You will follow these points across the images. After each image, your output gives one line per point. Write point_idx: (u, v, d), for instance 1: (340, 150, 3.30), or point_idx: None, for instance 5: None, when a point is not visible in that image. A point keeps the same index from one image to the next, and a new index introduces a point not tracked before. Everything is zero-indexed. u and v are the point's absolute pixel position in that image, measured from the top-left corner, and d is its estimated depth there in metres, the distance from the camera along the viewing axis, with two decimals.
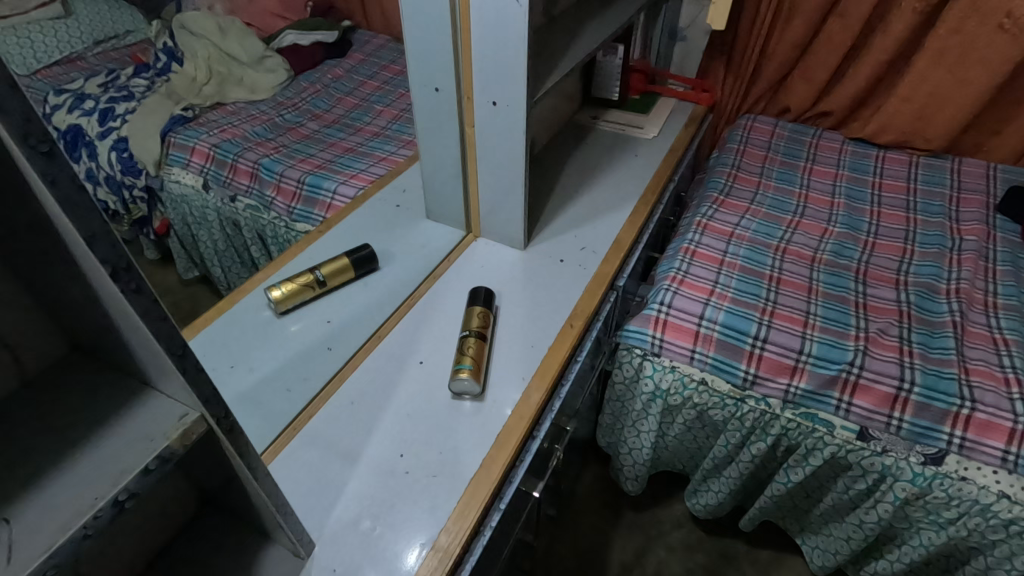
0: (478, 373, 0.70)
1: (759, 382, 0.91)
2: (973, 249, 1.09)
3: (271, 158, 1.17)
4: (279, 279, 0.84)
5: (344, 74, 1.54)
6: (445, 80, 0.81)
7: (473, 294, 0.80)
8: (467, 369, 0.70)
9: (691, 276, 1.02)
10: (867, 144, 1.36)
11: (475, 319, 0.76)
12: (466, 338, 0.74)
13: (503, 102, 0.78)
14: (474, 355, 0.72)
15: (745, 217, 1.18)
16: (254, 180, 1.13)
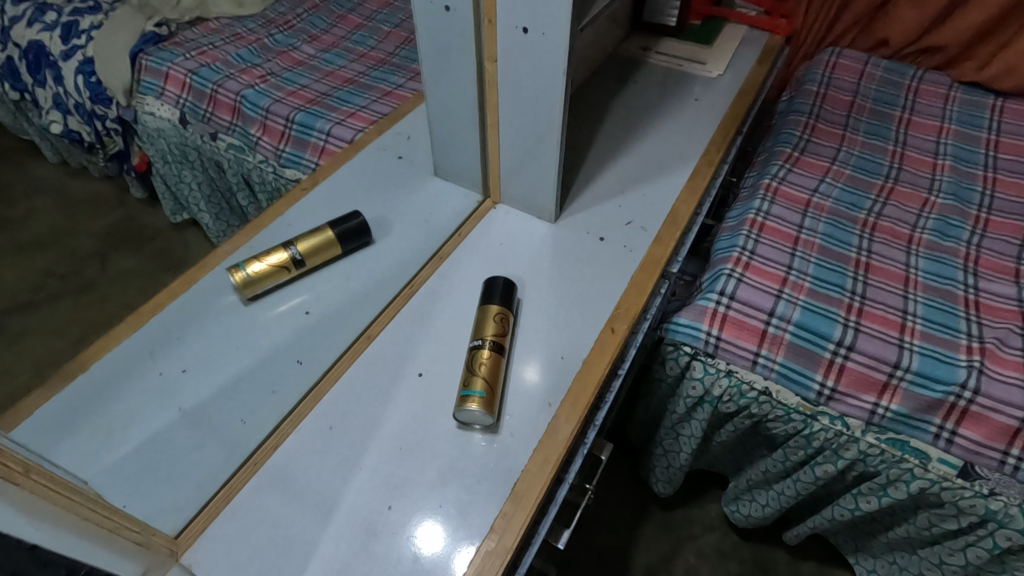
0: (492, 404, 0.54)
1: (837, 399, 0.74)
2: None
3: (257, 89, 0.96)
4: (247, 254, 0.67)
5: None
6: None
7: (489, 287, 0.61)
8: (479, 396, 0.54)
9: (759, 258, 0.83)
10: (981, 90, 1.10)
11: (491, 325, 0.59)
12: (478, 351, 0.57)
13: (537, 32, 0.57)
14: (489, 377, 0.55)
15: (826, 180, 0.96)
16: (235, 116, 0.91)
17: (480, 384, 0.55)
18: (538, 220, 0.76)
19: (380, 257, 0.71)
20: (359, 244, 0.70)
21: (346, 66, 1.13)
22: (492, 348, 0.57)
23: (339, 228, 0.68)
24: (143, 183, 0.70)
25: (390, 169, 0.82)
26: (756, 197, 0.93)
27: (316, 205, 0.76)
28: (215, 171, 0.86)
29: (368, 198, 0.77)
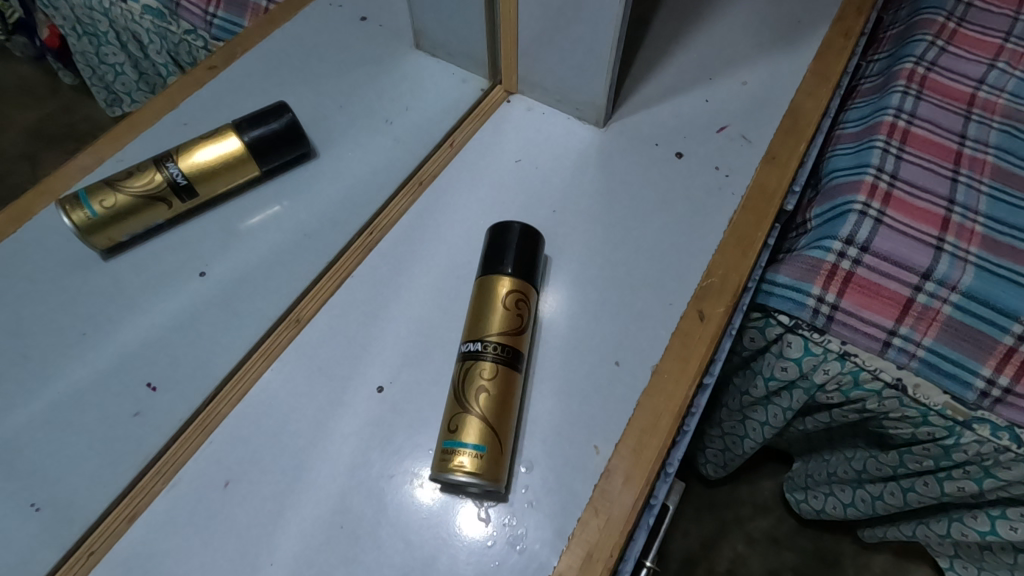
0: (499, 468, 0.30)
1: (1008, 404, 0.50)
2: None
3: None
4: (105, 174, 0.42)
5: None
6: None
7: (498, 246, 0.36)
8: (476, 457, 0.30)
9: (904, 186, 0.55)
10: None
11: (500, 319, 0.34)
12: (478, 369, 0.32)
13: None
14: (496, 419, 0.31)
15: (997, 65, 0.65)
16: None
17: (479, 434, 0.31)
18: (574, 122, 0.48)
19: (324, 182, 0.45)
20: (293, 160, 0.44)
21: None
22: (501, 363, 0.33)
23: (256, 137, 0.41)
24: (75, 69, 0.47)
25: (346, 37, 0.53)
26: (894, 89, 0.62)
27: (230, 95, 0.49)
28: (136, 48, 0.51)
29: (309, 83, 0.50)
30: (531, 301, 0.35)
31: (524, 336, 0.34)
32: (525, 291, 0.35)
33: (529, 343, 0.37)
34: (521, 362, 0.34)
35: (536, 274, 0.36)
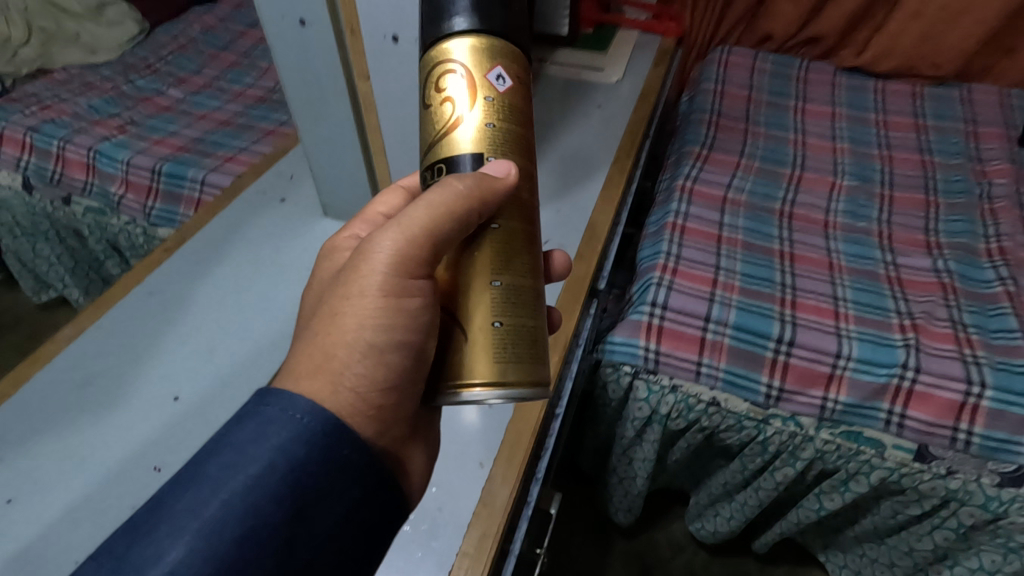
0: (534, 373, 0.33)
1: (786, 398, 0.71)
2: (1005, 195, 0.91)
3: (179, 161, 0.93)
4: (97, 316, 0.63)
5: (217, 24, 1.34)
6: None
7: (436, 19, 0.36)
8: (513, 355, 0.32)
9: (684, 262, 0.79)
10: (863, 75, 1.14)
11: (432, 124, 0.35)
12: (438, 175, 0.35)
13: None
14: (487, 267, 0.33)
15: (737, 175, 0.95)
16: (153, 196, 0.93)
17: (479, 295, 0.33)
18: None
19: (262, 322, 0.62)
20: None
21: (243, 147, 0.97)
22: (473, 154, 0.34)
23: None
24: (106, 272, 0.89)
25: (274, 215, 0.74)
26: (663, 238, 0.83)
27: (189, 275, 0.67)
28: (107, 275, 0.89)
29: (262, 264, 0.68)
30: (506, 76, 0.35)
31: (501, 109, 0.35)
32: (491, 67, 0.35)
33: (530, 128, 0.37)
34: (514, 144, 0.35)
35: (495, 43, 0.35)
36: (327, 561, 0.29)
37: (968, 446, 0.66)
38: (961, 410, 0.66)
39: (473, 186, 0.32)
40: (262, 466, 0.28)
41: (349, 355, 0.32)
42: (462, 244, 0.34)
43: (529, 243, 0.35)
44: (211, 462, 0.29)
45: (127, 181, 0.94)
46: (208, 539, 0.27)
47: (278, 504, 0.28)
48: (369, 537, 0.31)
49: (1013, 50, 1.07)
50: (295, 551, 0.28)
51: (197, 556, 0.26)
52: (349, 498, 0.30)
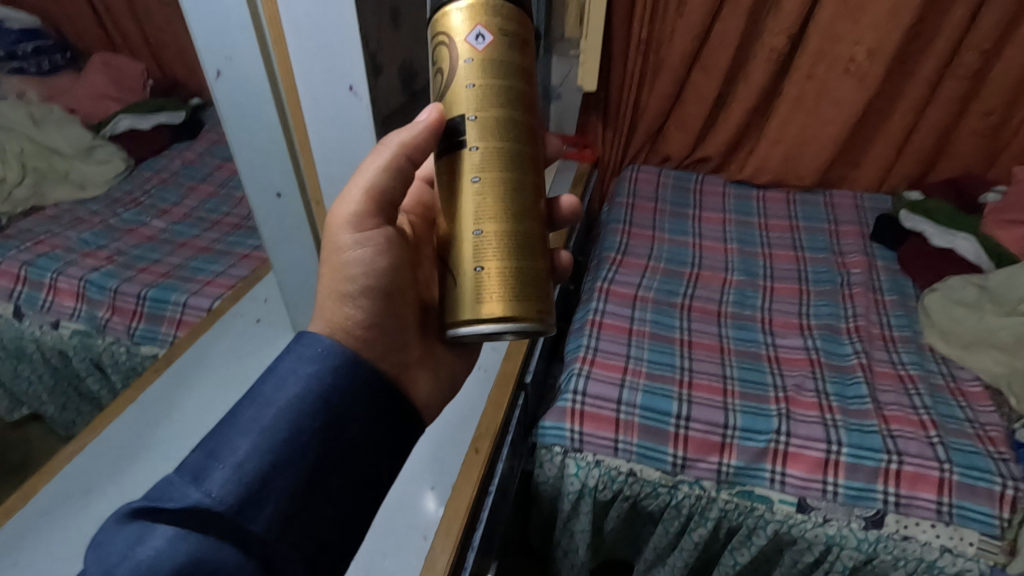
0: (519, 310, 0.40)
1: (690, 465, 0.84)
2: (861, 282, 1.12)
3: (163, 286, 0.97)
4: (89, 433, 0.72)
5: (197, 157, 1.28)
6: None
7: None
8: (499, 294, 0.40)
9: (602, 354, 0.95)
10: (746, 186, 1.38)
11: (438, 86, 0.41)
12: (443, 138, 0.41)
13: (364, 89, 0.57)
14: (475, 221, 0.40)
15: (646, 275, 1.13)
16: (137, 318, 0.93)
17: (470, 244, 0.40)
18: None
19: None
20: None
21: (223, 272, 1.05)
22: (465, 117, 0.40)
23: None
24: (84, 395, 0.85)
25: (249, 335, 0.88)
26: (584, 333, 0.99)
27: (174, 391, 0.78)
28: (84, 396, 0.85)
29: (240, 378, 0.80)
30: (489, 34, 0.39)
31: (483, 67, 0.39)
32: (471, 27, 0.39)
33: (520, 77, 0.41)
34: (500, 100, 0.40)
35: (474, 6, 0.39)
36: (362, 451, 0.40)
37: (836, 495, 0.80)
38: (826, 466, 0.81)
39: (398, 153, 0.44)
40: (296, 392, 0.38)
41: (339, 304, 0.45)
42: (405, 193, 0.48)
43: (519, 186, 0.41)
44: (263, 387, 0.38)
45: (113, 304, 0.91)
46: (267, 437, 0.36)
47: (313, 415, 0.38)
48: (382, 448, 0.41)
49: (858, 164, 1.34)
50: (329, 449, 0.38)
51: (260, 449, 0.36)
52: (366, 412, 0.40)
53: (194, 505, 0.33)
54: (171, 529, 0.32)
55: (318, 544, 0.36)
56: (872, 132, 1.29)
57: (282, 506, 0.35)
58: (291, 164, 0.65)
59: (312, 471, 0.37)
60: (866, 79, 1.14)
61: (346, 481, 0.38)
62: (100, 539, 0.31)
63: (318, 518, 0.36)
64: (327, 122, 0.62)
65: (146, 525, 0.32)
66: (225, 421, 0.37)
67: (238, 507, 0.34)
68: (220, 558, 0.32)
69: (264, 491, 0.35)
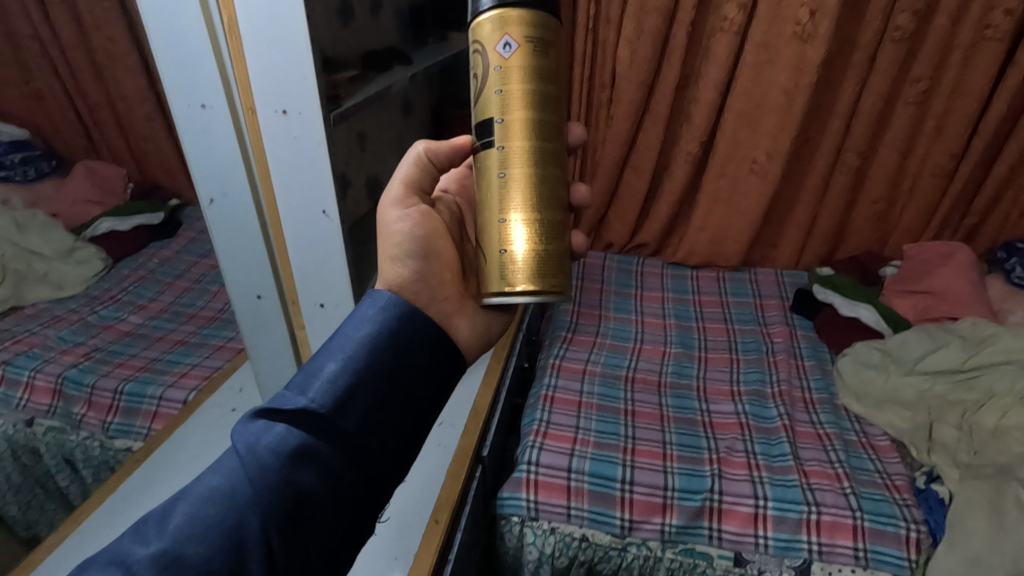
0: (537, 270, 0.50)
1: (637, 527, 0.92)
2: (783, 350, 1.25)
3: (140, 378, 0.91)
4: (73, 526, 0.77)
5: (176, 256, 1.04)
6: (215, 96, 0.62)
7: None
8: (522, 266, 0.51)
9: (554, 426, 1.03)
10: (681, 267, 1.54)
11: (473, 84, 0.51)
12: (478, 136, 0.51)
13: (335, 212, 0.71)
14: (502, 209, 0.50)
15: (594, 351, 1.25)
16: (113, 412, 0.86)
17: (498, 220, 0.50)
18: None
19: None
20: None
21: (199, 363, 1.01)
22: (494, 118, 0.49)
23: None
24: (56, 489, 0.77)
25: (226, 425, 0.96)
26: (538, 407, 1.08)
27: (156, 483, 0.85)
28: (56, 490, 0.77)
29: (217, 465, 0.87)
30: (513, 45, 0.47)
31: (508, 74, 0.48)
32: (498, 38, 0.47)
33: (541, 77, 0.49)
34: (523, 103, 0.48)
35: (502, 20, 0.47)
36: (422, 377, 0.48)
37: (766, 547, 0.89)
38: (755, 520, 0.90)
39: (422, 154, 0.60)
40: (364, 334, 0.47)
41: (391, 264, 0.57)
42: (434, 181, 0.62)
43: (539, 176, 0.50)
44: (347, 326, 0.48)
45: (90, 399, 0.84)
46: (350, 362, 0.45)
47: (380, 351, 0.46)
48: (440, 373, 0.50)
49: (776, 245, 1.53)
50: (396, 374, 0.46)
51: (346, 370, 0.45)
52: (424, 344, 0.49)
53: (302, 408, 0.42)
54: (286, 426, 0.42)
55: (392, 446, 0.45)
56: (782, 218, 1.48)
57: (364, 413, 0.44)
58: (270, 272, 0.75)
59: (384, 390, 0.45)
60: (768, 176, 1.34)
61: (411, 398, 0.47)
62: (238, 430, 0.42)
63: (391, 426, 0.45)
64: (302, 239, 0.75)
65: (267, 422, 0.42)
66: (321, 349, 0.46)
67: (331, 411, 0.43)
68: (322, 447, 0.42)
69: (349, 404, 0.43)
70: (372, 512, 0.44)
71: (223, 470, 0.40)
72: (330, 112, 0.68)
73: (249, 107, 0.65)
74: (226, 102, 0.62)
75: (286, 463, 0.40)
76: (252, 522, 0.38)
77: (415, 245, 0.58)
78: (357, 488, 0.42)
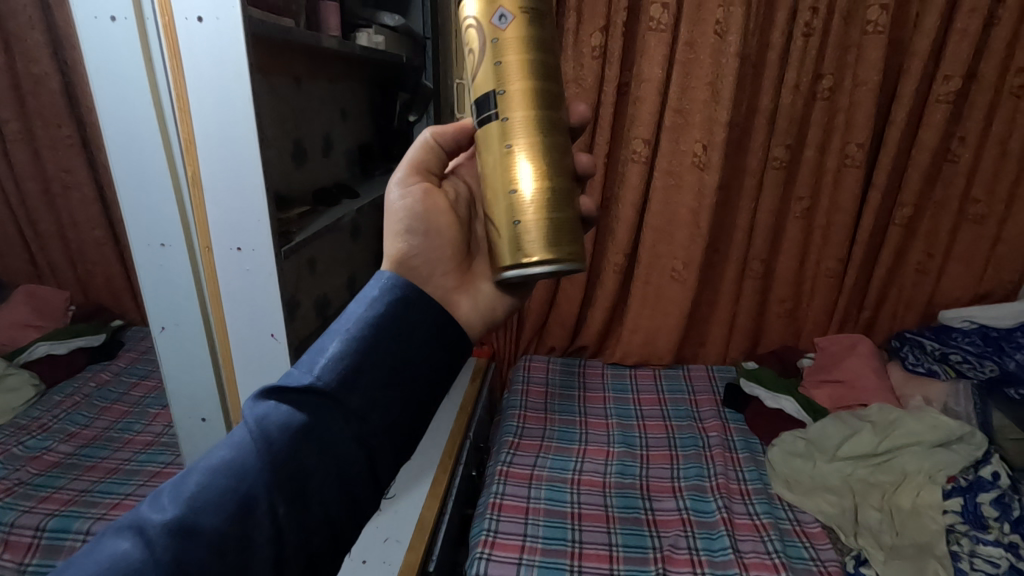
0: (551, 241, 0.48)
1: None
2: (718, 443, 1.32)
3: (69, 512, 0.80)
4: None
5: (114, 377, 1.00)
6: (173, 236, 0.70)
7: None
8: (537, 238, 0.48)
9: (501, 535, 1.04)
10: (619, 367, 1.63)
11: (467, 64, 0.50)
12: (477, 114, 0.50)
13: (282, 335, 0.76)
14: (506, 181, 0.48)
15: (540, 455, 1.28)
16: (32, 553, 0.76)
17: (509, 194, 0.48)
18: None
19: None
20: None
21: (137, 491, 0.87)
22: (489, 92, 0.48)
23: None
24: None
25: None
26: (486, 517, 1.09)
27: None
28: None
29: None
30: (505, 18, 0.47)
31: (507, 44, 0.48)
32: (493, 11, 0.47)
33: (535, 45, 0.48)
34: (520, 72, 0.48)
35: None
36: (437, 355, 0.44)
37: None
38: None
39: (430, 140, 0.58)
40: (367, 311, 0.43)
41: (395, 240, 0.53)
42: (444, 165, 0.60)
43: (543, 143, 0.49)
44: (353, 302, 0.44)
45: (7, 538, 0.75)
46: (357, 341, 0.41)
47: (385, 329, 0.42)
48: (456, 353, 0.45)
49: (704, 341, 1.65)
50: (405, 351, 0.42)
51: (351, 349, 0.41)
52: (436, 321, 0.44)
53: (309, 387, 0.39)
54: (294, 406, 0.39)
55: (399, 428, 0.42)
56: (705, 318, 1.62)
57: (372, 395, 0.40)
58: (216, 393, 0.79)
59: (391, 370, 0.41)
60: (687, 281, 1.49)
61: (424, 377, 0.43)
62: (249, 408, 0.40)
63: (398, 408, 0.41)
64: (249, 363, 0.78)
65: (276, 402, 0.40)
66: (328, 326, 0.43)
67: (337, 391, 0.39)
68: (331, 428, 0.39)
69: (355, 385, 0.40)
70: (378, 494, 0.41)
71: (234, 445, 0.39)
72: (282, 246, 0.75)
73: (206, 246, 0.71)
74: (183, 241, 0.70)
75: (292, 441, 0.38)
76: (261, 497, 0.36)
77: (419, 223, 0.54)
78: (363, 471, 0.40)
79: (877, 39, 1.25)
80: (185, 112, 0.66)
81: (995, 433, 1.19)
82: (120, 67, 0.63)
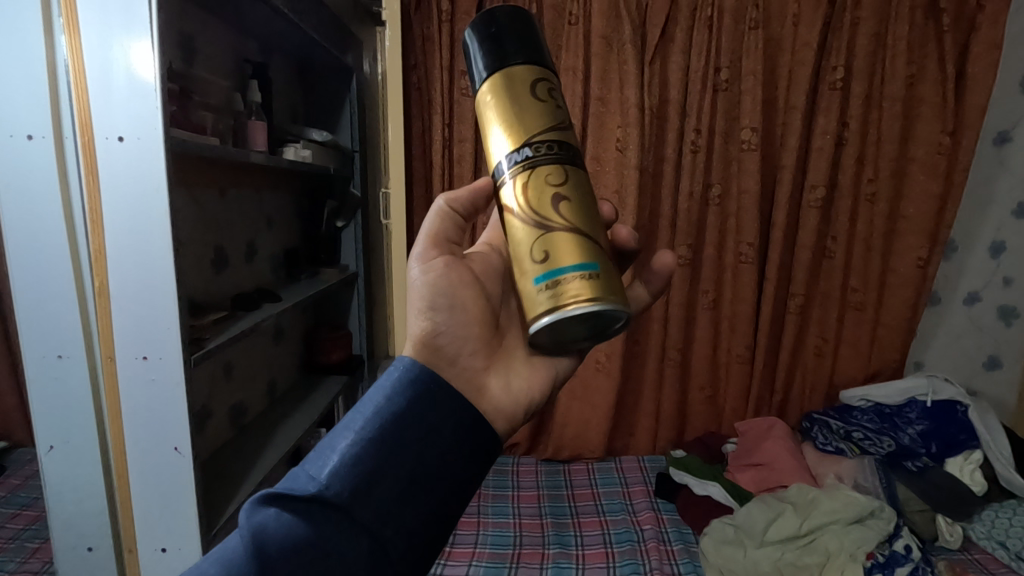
0: (607, 290, 0.39)
1: None
2: (652, 536, 1.32)
3: None
4: None
5: None
6: (72, 347, 0.69)
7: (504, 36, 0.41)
8: (593, 290, 0.39)
9: None
10: (552, 463, 1.63)
11: (531, 115, 0.40)
12: (529, 166, 0.40)
13: (188, 447, 0.71)
14: (548, 243, 0.40)
15: (472, 563, 1.22)
16: None
17: (567, 248, 0.39)
18: None
19: None
20: None
21: None
22: (512, 155, 0.40)
23: None
24: None
25: None
26: None
27: None
28: None
29: None
30: (536, 83, 0.41)
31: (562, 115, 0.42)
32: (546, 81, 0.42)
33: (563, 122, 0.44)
34: (554, 136, 0.40)
35: (503, 64, 0.40)
36: (466, 455, 0.38)
37: None
38: None
39: (443, 207, 0.50)
40: (381, 403, 0.38)
41: (419, 318, 0.46)
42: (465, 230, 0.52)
43: (578, 195, 0.41)
44: (371, 393, 0.39)
45: None
46: (370, 440, 0.36)
47: (398, 426, 0.37)
48: (488, 452, 0.40)
49: (634, 432, 1.69)
50: (423, 452, 0.36)
51: (363, 450, 0.36)
52: (465, 413, 0.38)
53: (314, 497, 0.34)
54: (298, 518, 0.34)
55: (418, 549, 0.35)
56: (633, 408, 1.67)
57: (388, 506, 0.34)
58: (105, 513, 0.73)
59: (408, 477, 0.35)
60: (611, 372, 1.55)
61: (447, 482, 0.37)
62: (248, 515, 0.35)
63: (418, 523, 0.35)
64: (151, 482, 0.72)
65: (279, 511, 0.35)
66: (342, 420, 0.38)
67: (347, 502, 0.34)
68: (337, 546, 0.33)
69: (369, 495, 0.34)
70: None
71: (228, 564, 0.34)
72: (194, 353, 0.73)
73: (108, 355, 0.69)
74: (83, 351, 0.69)
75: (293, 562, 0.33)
76: None
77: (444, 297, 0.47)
78: None
79: (753, 155, 1.45)
80: (96, 224, 0.67)
81: (902, 504, 1.28)
82: (32, 183, 0.65)
